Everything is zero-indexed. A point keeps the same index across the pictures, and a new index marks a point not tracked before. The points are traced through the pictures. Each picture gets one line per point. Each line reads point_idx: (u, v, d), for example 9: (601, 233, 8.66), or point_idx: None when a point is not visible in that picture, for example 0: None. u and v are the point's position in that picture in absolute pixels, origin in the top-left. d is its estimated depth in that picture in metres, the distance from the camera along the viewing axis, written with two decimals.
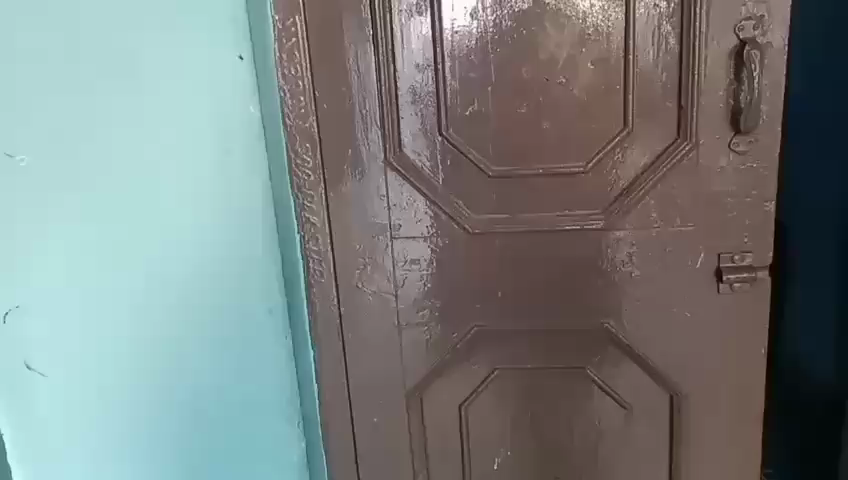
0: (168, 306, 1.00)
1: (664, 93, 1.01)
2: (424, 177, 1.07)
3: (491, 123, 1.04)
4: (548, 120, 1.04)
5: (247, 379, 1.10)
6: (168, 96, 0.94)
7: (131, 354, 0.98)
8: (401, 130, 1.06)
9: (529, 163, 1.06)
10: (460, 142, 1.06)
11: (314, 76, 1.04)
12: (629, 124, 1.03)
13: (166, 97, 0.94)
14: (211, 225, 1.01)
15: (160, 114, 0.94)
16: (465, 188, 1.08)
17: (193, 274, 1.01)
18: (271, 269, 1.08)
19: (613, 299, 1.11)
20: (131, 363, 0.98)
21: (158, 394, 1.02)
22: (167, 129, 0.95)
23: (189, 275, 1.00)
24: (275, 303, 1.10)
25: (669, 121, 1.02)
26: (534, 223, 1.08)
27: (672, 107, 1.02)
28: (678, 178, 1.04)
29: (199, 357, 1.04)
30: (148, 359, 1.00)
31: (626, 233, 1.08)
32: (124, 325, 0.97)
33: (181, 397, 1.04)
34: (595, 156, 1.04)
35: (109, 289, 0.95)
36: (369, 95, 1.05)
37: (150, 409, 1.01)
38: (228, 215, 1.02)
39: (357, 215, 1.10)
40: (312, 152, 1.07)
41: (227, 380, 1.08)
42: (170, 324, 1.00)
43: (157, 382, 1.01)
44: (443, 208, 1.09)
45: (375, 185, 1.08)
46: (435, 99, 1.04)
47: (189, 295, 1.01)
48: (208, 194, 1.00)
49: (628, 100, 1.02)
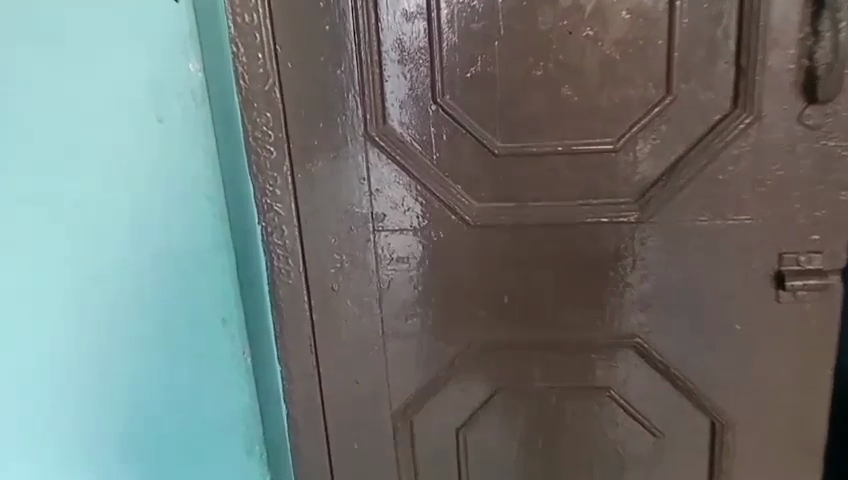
0: (113, 321, 0.77)
1: (720, 49, 0.80)
2: (413, 156, 0.87)
3: (499, 87, 0.83)
4: (571, 84, 0.82)
5: (202, 401, 0.87)
6: (110, 68, 0.72)
7: (77, 369, 0.75)
8: (386, 96, 0.85)
9: (546, 140, 0.85)
10: (459, 111, 0.85)
11: (275, 26, 0.83)
12: (673, 88, 0.81)
13: (110, 68, 0.72)
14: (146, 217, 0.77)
15: (100, 90, 0.72)
16: (465, 169, 0.87)
17: (129, 274, 0.77)
18: (226, 266, 0.85)
19: (645, 308, 0.91)
20: (42, 388, 0.73)
21: (105, 422, 0.78)
22: (107, 99, 0.73)
23: (123, 277, 0.77)
24: (232, 311, 0.87)
25: (723, 85, 0.81)
26: (550, 214, 0.88)
27: (729, 66, 0.80)
28: (734, 159, 0.83)
29: (144, 375, 0.81)
30: (91, 381, 0.77)
31: (666, 228, 0.87)
32: (41, 344, 0.73)
33: (130, 426, 0.81)
34: (628, 130, 0.83)
35: (50, 293, 0.73)
36: (346, 51, 0.83)
37: (74, 451, 0.77)
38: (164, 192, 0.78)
39: (333, 202, 0.89)
40: (272, 124, 0.86)
41: (178, 403, 0.85)
42: (113, 341, 0.77)
43: (105, 407, 0.78)
44: (436, 197, 0.88)
45: (353, 166, 0.87)
46: (428, 58, 0.83)
47: (133, 301, 0.78)
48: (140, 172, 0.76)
49: (673, 59, 0.80)
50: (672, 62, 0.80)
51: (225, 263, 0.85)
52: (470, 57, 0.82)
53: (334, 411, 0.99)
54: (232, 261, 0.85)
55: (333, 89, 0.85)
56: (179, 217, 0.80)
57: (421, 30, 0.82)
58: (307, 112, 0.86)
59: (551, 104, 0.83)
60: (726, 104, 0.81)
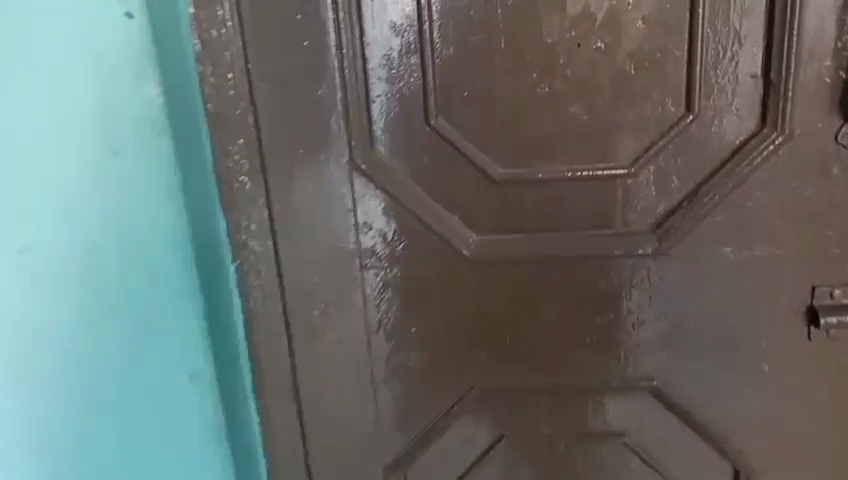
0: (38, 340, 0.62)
1: (745, 62, 0.71)
2: (403, 185, 0.78)
3: (500, 108, 0.74)
4: (579, 103, 0.74)
5: (165, 448, 0.75)
6: (49, 63, 0.61)
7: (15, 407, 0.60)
8: (373, 119, 0.76)
9: (552, 165, 0.76)
10: (454, 135, 0.76)
11: (247, 42, 0.73)
12: (693, 107, 0.73)
13: (47, 59, 0.61)
14: (96, 232, 0.66)
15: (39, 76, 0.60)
16: (462, 198, 0.78)
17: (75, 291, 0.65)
18: (194, 317, 0.77)
19: (664, 348, 0.82)
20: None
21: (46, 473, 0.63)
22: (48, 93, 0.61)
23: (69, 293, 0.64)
24: (201, 366, 0.79)
25: (748, 103, 0.73)
26: (557, 246, 0.79)
27: (755, 81, 0.72)
28: (760, 184, 0.75)
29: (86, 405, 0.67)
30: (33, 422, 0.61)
31: (686, 261, 0.78)
32: None
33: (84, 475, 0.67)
34: (643, 153, 0.75)
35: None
36: (328, 69, 0.74)
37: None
38: (107, 227, 0.67)
39: (314, 237, 0.79)
40: (244, 154, 0.76)
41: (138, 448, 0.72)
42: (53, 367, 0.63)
43: (50, 455, 0.63)
44: (428, 230, 0.80)
45: (336, 197, 0.78)
46: (419, 75, 0.74)
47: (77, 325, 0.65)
48: (84, 187, 0.64)
49: (694, 73, 0.72)
50: (693, 78, 0.72)
51: (193, 314, 0.77)
52: (467, 74, 0.74)
53: (320, 466, 0.89)
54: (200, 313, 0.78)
55: (313, 112, 0.75)
56: (139, 261, 0.71)
57: (411, 45, 0.73)
58: (284, 139, 0.76)
59: (558, 126, 0.75)
60: (751, 123, 0.73)
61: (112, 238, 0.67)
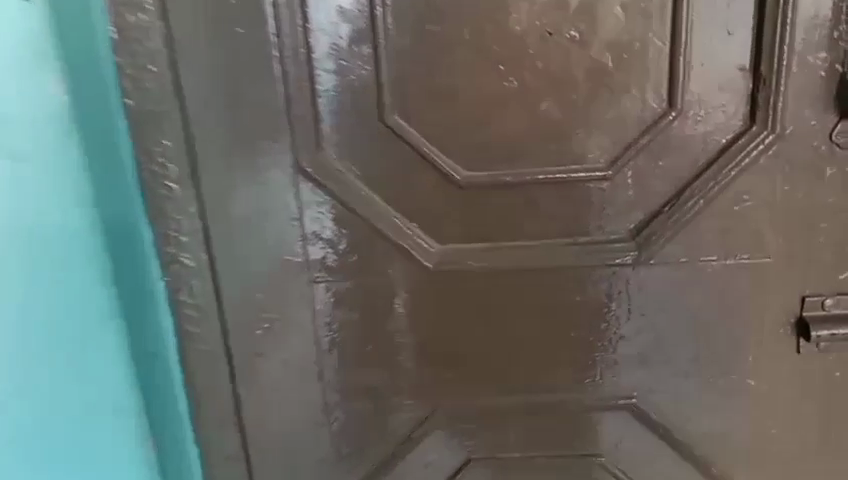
0: None
1: (734, 53, 0.64)
2: (355, 190, 0.69)
3: (463, 104, 0.66)
4: (551, 99, 0.66)
5: None
6: None
7: None
8: (321, 117, 0.67)
9: (522, 167, 0.68)
10: (413, 134, 0.68)
11: (171, 29, 0.63)
12: (676, 103, 0.66)
13: None
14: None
15: None
16: (422, 204, 0.70)
17: None
18: (115, 349, 0.68)
19: (643, 363, 0.75)
20: None
21: None
22: None
23: None
24: (126, 401, 0.70)
25: (736, 98, 0.66)
26: (527, 255, 0.71)
27: (743, 74, 0.65)
28: (749, 187, 0.68)
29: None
30: None
31: (669, 271, 0.71)
32: None
33: None
34: (621, 154, 0.68)
35: None
36: (267, 60, 0.64)
37: None
38: (8, 245, 0.58)
39: (256, 249, 0.70)
40: (171, 158, 0.66)
41: None
42: None
43: None
44: (385, 239, 0.71)
45: (279, 204, 0.69)
46: (372, 67, 0.65)
47: None
48: None
49: (678, 65, 0.65)
50: (677, 70, 0.65)
51: (114, 345, 0.68)
52: (426, 66, 0.65)
53: None
54: (122, 343, 0.68)
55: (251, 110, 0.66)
56: (50, 285, 0.62)
57: (362, 33, 0.64)
58: (217, 140, 0.66)
59: (527, 124, 0.67)
60: (738, 120, 0.67)
61: (15, 258, 0.59)
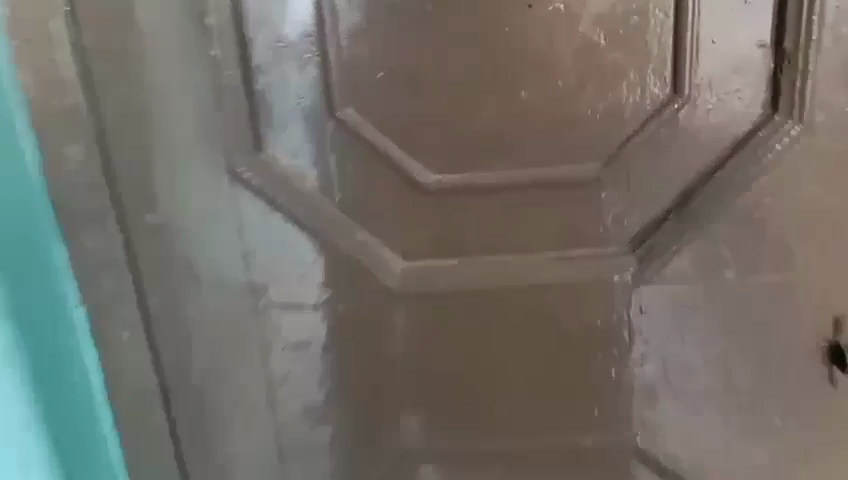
0: None
1: (751, 27, 0.54)
2: (304, 199, 0.59)
3: (428, 94, 0.56)
4: (533, 87, 0.55)
5: None
6: None
7: None
8: (258, 112, 0.57)
9: (501, 168, 0.58)
10: (370, 130, 0.57)
11: (75, 9, 0.52)
12: (686, 91, 0.55)
13: None
14: None
15: None
16: (384, 212, 0.60)
17: None
18: (14, 388, 0.56)
19: (650, 397, 0.64)
20: None
21: None
22: None
23: None
24: (26, 447, 0.58)
25: (753, 83, 0.55)
26: (510, 272, 0.61)
27: (762, 53, 0.55)
28: (772, 187, 0.57)
29: None
30: None
31: (679, 290, 0.60)
32: None
33: None
34: (619, 152, 0.57)
35: None
36: (194, 45, 0.55)
37: None
38: None
39: (191, 270, 0.60)
40: (78, 169, 0.55)
41: None
42: None
43: None
44: (343, 256, 0.61)
45: (216, 215, 0.59)
46: (317, 53, 0.55)
47: None
48: None
49: (685, 45, 0.54)
50: (684, 50, 0.54)
51: (13, 383, 0.56)
52: (382, 49, 0.55)
53: None
54: (28, 379, 0.57)
55: (178, 106, 0.56)
56: None
57: (305, 12, 0.54)
58: (139, 143, 0.56)
59: (506, 117, 0.56)
60: (757, 110, 0.56)
61: None
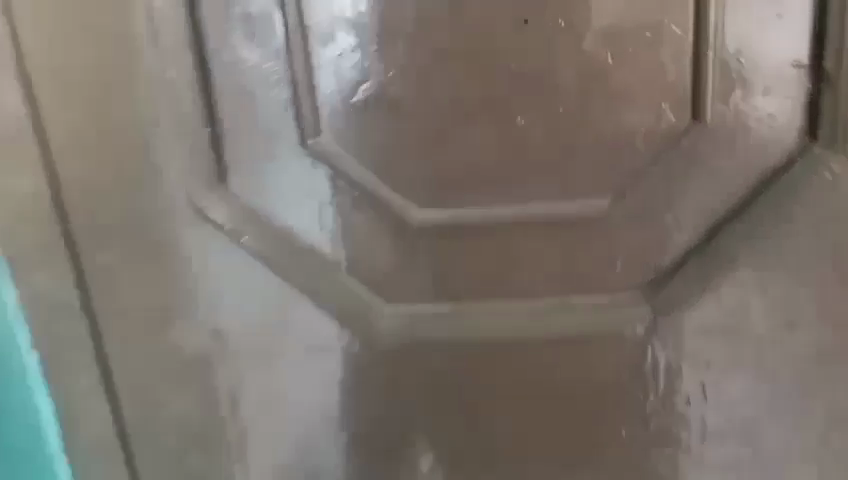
0: None
1: (781, 44, 0.47)
2: (271, 237, 0.52)
3: (410, 121, 0.49)
4: (530, 113, 0.49)
5: None
6: None
7: None
8: (221, 140, 0.51)
9: (494, 204, 0.51)
10: (344, 161, 0.50)
11: (15, 25, 0.48)
12: (708, 118, 0.48)
13: None
14: None
15: None
16: (360, 254, 0.52)
17: None
18: None
19: (669, 465, 0.56)
20: None
21: None
22: None
23: None
24: None
25: (785, 108, 0.48)
26: (506, 321, 0.54)
27: (794, 74, 0.48)
28: (806, 228, 0.50)
29: None
30: None
31: (699, 344, 0.53)
32: None
33: None
34: (628, 186, 0.50)
35: None
36: (148, 66, 0.49)
37: None
38: None
39: (151, 314, 0.54)
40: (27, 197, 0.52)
41: None
42: None
43: None
44: (313, 303, 0.53)
45: (175, 254, 0.53)
46: (285, 75, 0.49)
47: None
48: None
49: (706, 66, 0.47)
50: (704, 71, 0.48)
51: None
52: (357, 70, 0.49)
53: None
54: None
55: (131, 134, 0.50)
56: None
57: (270, 28, 0.48)
58: (93, 174, 0.51)
59: (499, 146, 0.50)
60: (789, 140, 0.49)
61: None
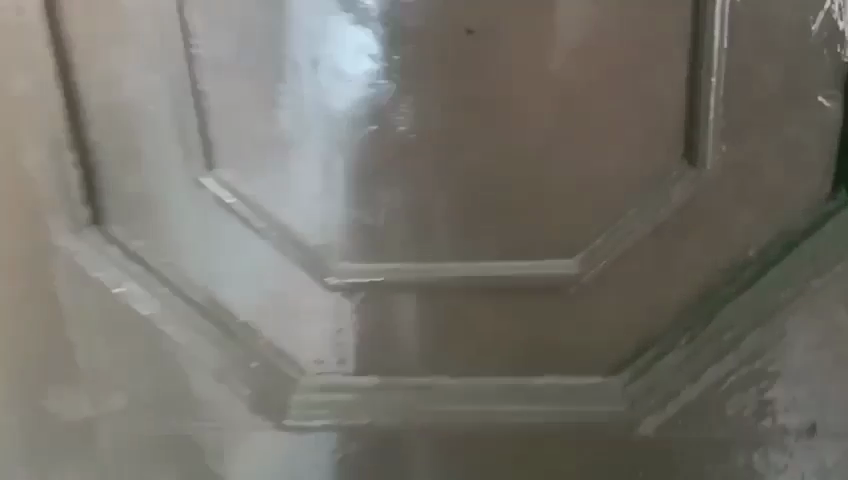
0: None
1: (799, 71, 0.37)
2: (156, 296, 0.42)
3: (329, 156, 0.39)
4: (478, 148, 0.38)
5: None
6: None
7: None
8: (89, 173, 0.40)
9: (434, 260, 0.41)
10: (244, 203, 0.40)
11: None
12: (708, 167, 0.38)
13: None
14: None
15: None
16: (269, 316, 0.42)
17: None
18: None
19: None
20: None
21: None
22: None
23: None
24: None
25: (804, 153, 0.38)
26: (454, 405, 0.42)
27: (819, 109, 0.37)
28: (837, 302, 0.39)
29: None
30: None
31: (697, 444, 0.41)
32: None
33: None
34: (604, 245, 0.39)
35: None
36: (4, 78, 0.39)
37: None
38: None
39: (4, 388, 0.44)
40: None
41: None
42: None
43: None
44: (209, 376, 0.43)
45: (35, 313, 0.42)
46: (169, 93, 0.39)
47: None
48: None
49: (706, 101, 0.37)
50: (704, 108, 0.37)
51: None
52: (259, 90, 0.38)
53: None
54: None
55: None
56: None
57: (148, 34, 0.38)
58: None
59: (439, 188, 0.39)
60: (810, 194, 0.38)
61: None
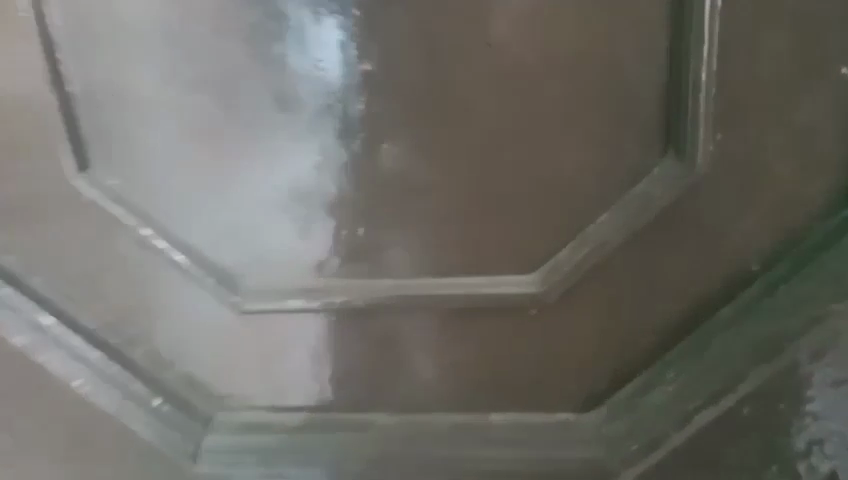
0: None
1: (805, 41, 0.30)
2: (30, 316, 0.35)
3: (231, 149, 0.32)
4: (410, 141, 0.32)
5: None
6: None
7: None
8: None
9: (362, 275, 0.34)
10: (129, 208, 0.33)
11: None
12: (699, 161, 0.31)
13: None
14: None
15: None
16: (169, 341, 0.36)
17: None
18: None
19: None
20: None
21: None
22: None
23: None
24: None
25: (815, 141, 0.31)
26: (394, 447, 0.35)
27: (832, 87, 0.30)
28: None
29: None
30: None
31: None
32: None
33: None
34: (569, 257, 0.33)
35: None
36: None
37: None
38: None
39: None
40: None
41: None
42: None
43: None
44: (96, 412, 0.36)
45: None
46: (25, 75, 0.32)
47: None
48: None
49: (696, 79, 0.30)
50: (691, 88, 0.30)
51: None
52: (137, 71, 0.31)
53: None
54: None
55: None
56: None
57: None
58: None
59: (365, 188, 0.32)
60: (822, 193, 0.32)
61: None
